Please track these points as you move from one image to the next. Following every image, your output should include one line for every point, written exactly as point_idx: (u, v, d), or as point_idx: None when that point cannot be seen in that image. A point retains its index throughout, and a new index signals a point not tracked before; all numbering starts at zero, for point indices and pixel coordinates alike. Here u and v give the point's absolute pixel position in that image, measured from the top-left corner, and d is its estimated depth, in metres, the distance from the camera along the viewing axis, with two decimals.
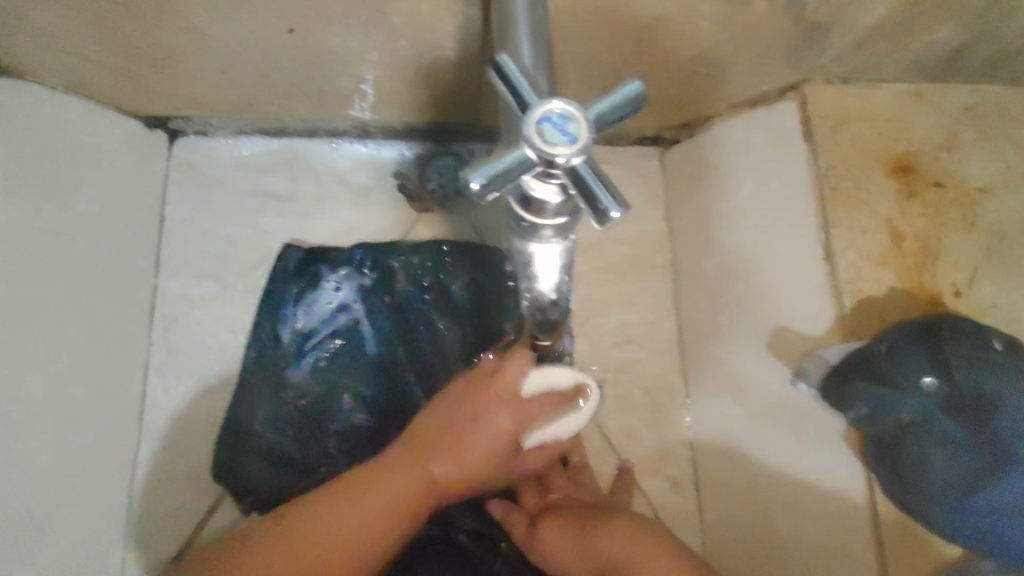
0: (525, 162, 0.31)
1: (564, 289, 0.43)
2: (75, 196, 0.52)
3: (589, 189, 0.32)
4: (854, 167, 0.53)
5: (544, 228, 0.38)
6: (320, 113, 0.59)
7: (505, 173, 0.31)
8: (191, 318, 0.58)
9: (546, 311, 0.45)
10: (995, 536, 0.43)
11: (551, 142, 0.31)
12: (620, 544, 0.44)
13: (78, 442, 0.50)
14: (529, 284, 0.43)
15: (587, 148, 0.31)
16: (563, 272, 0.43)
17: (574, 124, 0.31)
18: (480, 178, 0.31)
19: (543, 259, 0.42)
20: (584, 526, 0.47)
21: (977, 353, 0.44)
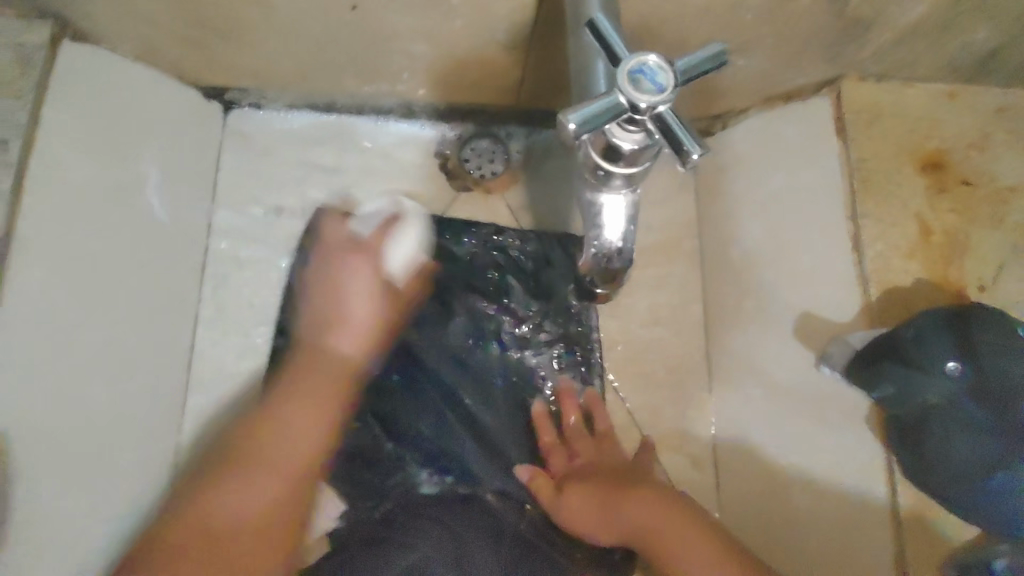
0: (615, 106, 0.34)
1: (631, 236, 0.44)
2: (139, 155, 0.55)
3: (672, 132, 0.34)
4: (885, 161, 0.55)
5: (616, 177, 0.40)
6: (369, 89, 0.62)
7: (598, 116, 0.34)
8: (240, 279, 0.61)
9: (610, 260, 0.45)
10: (1010, 517, 0.44)
11: (641, 89, 0.34)
12: (648, 520, 0.46)
13: (133, 386, 0.52)
14: (596, 233, 0.44)
15: (674, 97, 0.34)
16: (629, 220, 0.43)
17: (662, 76, 0.34)
18: (577, 118, 0.33)
19: (609, 209, 0.44)
20: (607, 495, 0.49)
21: (1003, 339, 0.45)
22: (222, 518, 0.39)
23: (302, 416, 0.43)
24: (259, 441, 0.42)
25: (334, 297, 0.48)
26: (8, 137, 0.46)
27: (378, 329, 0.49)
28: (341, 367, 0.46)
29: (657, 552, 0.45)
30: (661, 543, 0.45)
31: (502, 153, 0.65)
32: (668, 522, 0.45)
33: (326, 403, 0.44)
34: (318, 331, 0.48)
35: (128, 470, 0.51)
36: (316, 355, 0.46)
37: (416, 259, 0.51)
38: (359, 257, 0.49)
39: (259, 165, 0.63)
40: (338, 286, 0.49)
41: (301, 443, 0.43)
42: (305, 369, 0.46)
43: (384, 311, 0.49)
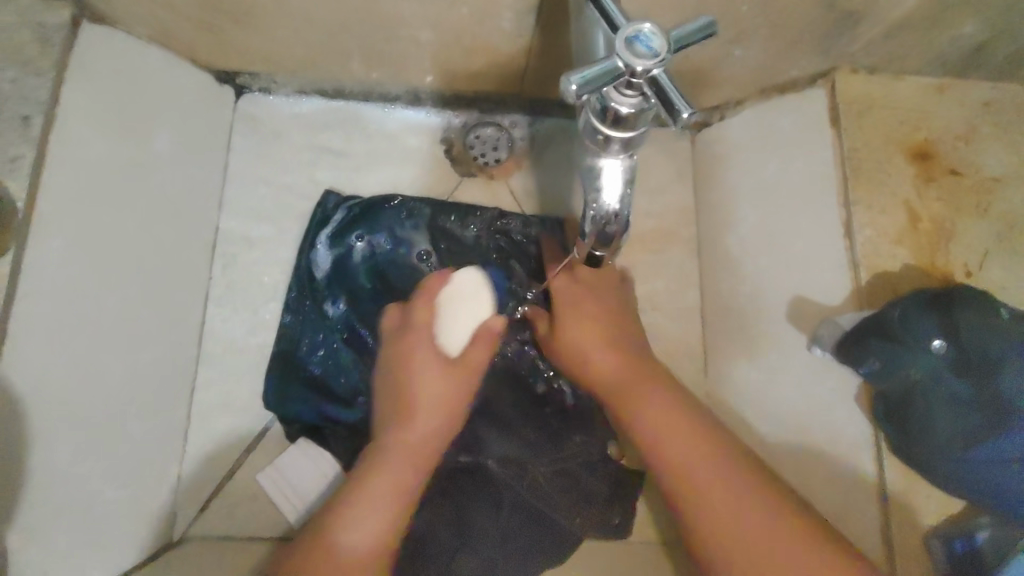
0: (613, 70, 0.34)
1: (628, 202, 0.42)
2: (154, 135, 0.56)
3: (667, 95, 0.35)
4: (875, 151, 0.57)
5: (614, 141, 0.39)
6: (377, 76, 0.63)
7: (597, 78, 0.34)
8: (248, 258, 0.63)
9: (608, 226, 0.43)
10: (991, 489, 0.46)
11: (637, 53, 0.34)
12: (591, 346, 0.54)
13: (145, 358, 0.54)
14: (594, 198, 0.42)
15: (668, 60, 0.34)
16: (626, 185, 0.42)
17: (656, 41, 0.35)
18: (577, 80, 0.33)
19: (608, 172, 0.42)
20: (598, 327, 0.54)
21: (984, 317, 0.47)
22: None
23: (374, 510, 0.44)
24: (339, 530, 0.43)
25: (401, 387, 0.48)
26: (29, 113, 0.47)
27: (447, 406, 0.48)
28: (411, 450, 0.46)
29: (616, 403, 0.51)
30: (618, 396, 0.51)
31: (506, 140, 0.67)
32: (610, 364, 0.53)
33: (400, 465, 0.45)
34: (394, 419, 0.48)
35: (140, 439, 0.53)
36: (386, 450, 0.46)
37: (483, 327, 0.50)
38: (415, 333, 0.49)
39: (268, 148, 0.65)
40: (404, 376, 0.48)
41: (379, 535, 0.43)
42: (392, 454, 0.46)
43: (453, 395, 0.48)
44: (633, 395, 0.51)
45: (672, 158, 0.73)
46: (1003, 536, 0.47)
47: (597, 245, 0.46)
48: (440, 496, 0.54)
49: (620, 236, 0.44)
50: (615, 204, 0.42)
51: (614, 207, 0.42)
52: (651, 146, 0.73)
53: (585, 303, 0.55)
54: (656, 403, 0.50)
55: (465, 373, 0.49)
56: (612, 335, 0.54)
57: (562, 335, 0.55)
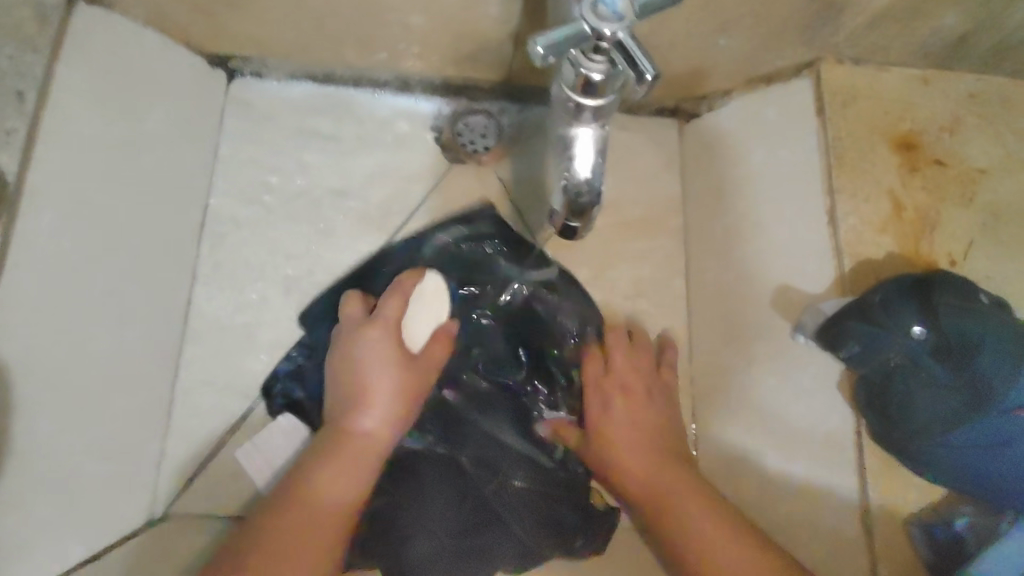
0: (579, 33, 0.36)
1: (599, 173, 0.42)
2: (146, 114, 0.57)
3: (632, 57, 0.37)
4: (859, 139, 0.57)
5: (586, 108, 0.40)
6: (368, 62, 0.64)
7: (564, 41, 0.36)
8: (236, 239, 0.63)
9: (580, 196, 0.42)
10: (971, 470, 0.46)
11: (602, 16, 0.36)
12: (639, 454, 0.54)
13: (131, 333, 0.54)
14: (566, 167, 0.42)
15: (632, 22, 0.36)
16: (599, 154, 0.42)
17: (621, 4, 0.36)
18: (543, 43, 0.35)
19: (581, 141, 0.42)
20: (643, 442, 0.55)
21: (963, 302, 0.47)
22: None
23: (329, 490, 0.47)
24: (298, 506, 0.46)
25: (359, 380, 0.51)
26: (24, 87, 0.47)
27: (402, 401, 0.51)
28: (366, 444, 0.49)
29: (660, 506, 0.51)
30: (664, 499, 0.51)
31: (497, 127, 0.67)
32: (670, 473, 0.53)
33: (356, 453, 0.48)
34: (345, 409, 0.50)
35: (122, 413, 0.53)
36: (340, 438, 0.49)
37: (442, 324, 0.54)
38: (379, 326, 0.52)
39: (260, 132, 0.66)
40: (364, 369, 0.51)
41: (331, 517, 0.46)
42: (347, 443, 0.49)
43: (406, 385, 0.51)
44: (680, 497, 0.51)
45: (662, 149, 0.73)
46: (985, 522, 0.48)
47: (570, 217, 0.44)
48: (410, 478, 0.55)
49: (593, 208, 0.42)
50: (587, 174, 0.42)
51: (586, 177, 0.42)
52: (640, 137, 0.73)
53: (637, 407, 0.57)
54: (677, 478, 0.52)
55: (422, 372, 0.52)
56: (658, 433, 0.56)
57: (611, 428, 0.56)
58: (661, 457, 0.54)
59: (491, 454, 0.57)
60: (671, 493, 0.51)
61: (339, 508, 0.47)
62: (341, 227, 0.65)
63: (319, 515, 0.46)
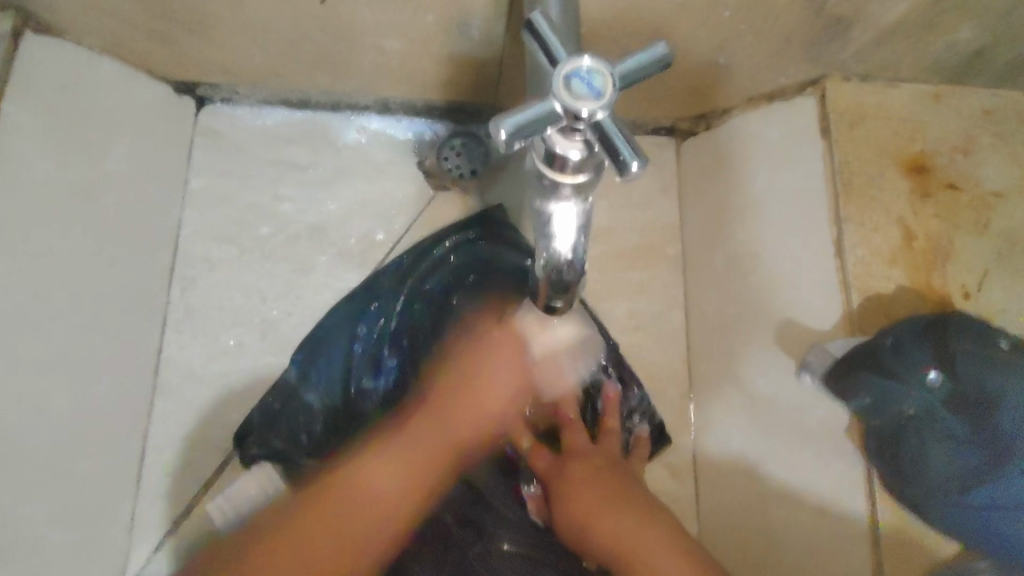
0: (551, 115, 0.32)
1: (581, 250, 0.39)
2: (103, 154, 0.53)
3: (613, 141, 0.32)
4: (867, 164, 0.53)
5: (564, 186, 0.36)
6: (342, 86, 0.60)
7: (530, 124, 0.32)
8: (209, 280, 0.60)
9: (561, 274, 0.40)
10: (994, 535, 0.42)
11: (577, 95, 0.32)
12: (596, 508, 0.49)
13: (96, 390, 0.51)
14: (545, 244, 0.39)
15: (612, 102, 0.32)
16: (580, 232, 0.39)
17: (599, 81, 0.32)
18: (507, 127, 0.31)
19: (559, 218, 0.38)
20: (606, 494, 0.49)
21: (980, 349, 0.44)
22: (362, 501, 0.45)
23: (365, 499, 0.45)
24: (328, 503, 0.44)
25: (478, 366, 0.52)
26: None
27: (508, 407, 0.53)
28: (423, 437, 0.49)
29: (626, 564, 0.45)
30: (630, 555, 0.45)
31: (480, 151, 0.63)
32: (638, 529, 0.46)
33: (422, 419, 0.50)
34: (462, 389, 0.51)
35: (88, 475, 0.50)
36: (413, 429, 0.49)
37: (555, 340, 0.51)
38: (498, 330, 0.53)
39: (231, 162, 0.62)
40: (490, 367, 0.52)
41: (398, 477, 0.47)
42: (455, 418, 0.50)
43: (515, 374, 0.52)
44: (645, 554, 0.45)
45: (658, 168, 0.69)
46: None
47: (553, 294, 0.42)
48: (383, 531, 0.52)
49: (577, 285, 0.41)
50: (568, 252, 0.39)
51: (566, 255, 0.39)
52: None
53: (586, 454, 0.54)
54: (626, 514, 0.48)
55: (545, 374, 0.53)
56: (625, 486, 0.50)
57: (574, 488, 0.51)
58: (611, 491, 0.50)
59: (476, 509, 0.54)
60: (612, 527, 0.47)
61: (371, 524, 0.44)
62: (320, 264, 0.61)
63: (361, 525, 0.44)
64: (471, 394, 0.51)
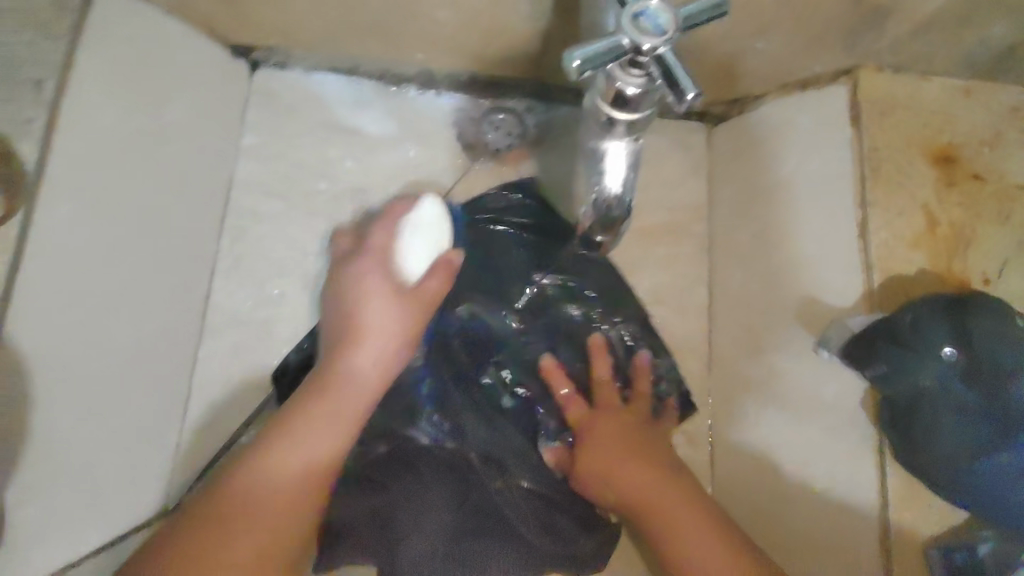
0: (619, 47, 0.35)
1: (629, 186, 0.44)
2: (165, 106, 0.56)
3: (672, 74, 0.35)
4: (896, 152, 0.55)
5: (619, 124, 0.40)
6: (392, 54, 0.63)
7: (600, 54, 0.34)
8: (257, 231, 0.63)
9: (609, 209, 0.45)
10: (997, 502, 0.45)
11: (643, 29, 0.34)
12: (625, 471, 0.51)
13: (149, 326, 0.54)
14: (597, 179, 0.45)
15: (674, 38, 0.34)
16: (630, 169, 0.43)
17: (663, 19, 0.35)
18: (580, 55, 0.34)
19: (612, 156, 0.43)
20: (633, 456, 0.51)
21: (998, 327, 0.45)
22: (276, 469, 0.45)
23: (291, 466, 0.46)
24: (225, 519, 0.42)
25: (352, 300, 0.52)
26: (42, 76, 0.47)
27: (387, 344, 0.51)
28: (315, 449, 0.47)
29: (650, 522, 0.48)
30: (654, 516, 0.48)
31: (519, 128, 0.67)
32: (663, 492, 0.49)
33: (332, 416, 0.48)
34: (330, 356, 0.50)
35: (139, 405, 0.53)
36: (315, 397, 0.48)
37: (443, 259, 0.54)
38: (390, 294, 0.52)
39: (281, 124, 0.65)
40: (355, 315, 0.51)
41: (330, 446, 0.47)
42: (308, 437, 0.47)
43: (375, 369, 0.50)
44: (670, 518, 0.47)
45: (687, 152, 0.72)
46: (1006, 552, 0.46)
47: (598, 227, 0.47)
48: (402, 468, 0.55)
49: (623, 220, 0.45)
50: (618, 187, 0.44)
51: (616, 190, 0.44)
52: (663, 140, 0.71)
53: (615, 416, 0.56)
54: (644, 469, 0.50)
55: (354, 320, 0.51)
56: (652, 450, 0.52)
57: (597, 449, 0.53)
58: (632, 443, 0.53)
59: (499, 451, 0.57)
60: (625, 474, 0.50)
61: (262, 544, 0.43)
62: (361, 222, 0.64)
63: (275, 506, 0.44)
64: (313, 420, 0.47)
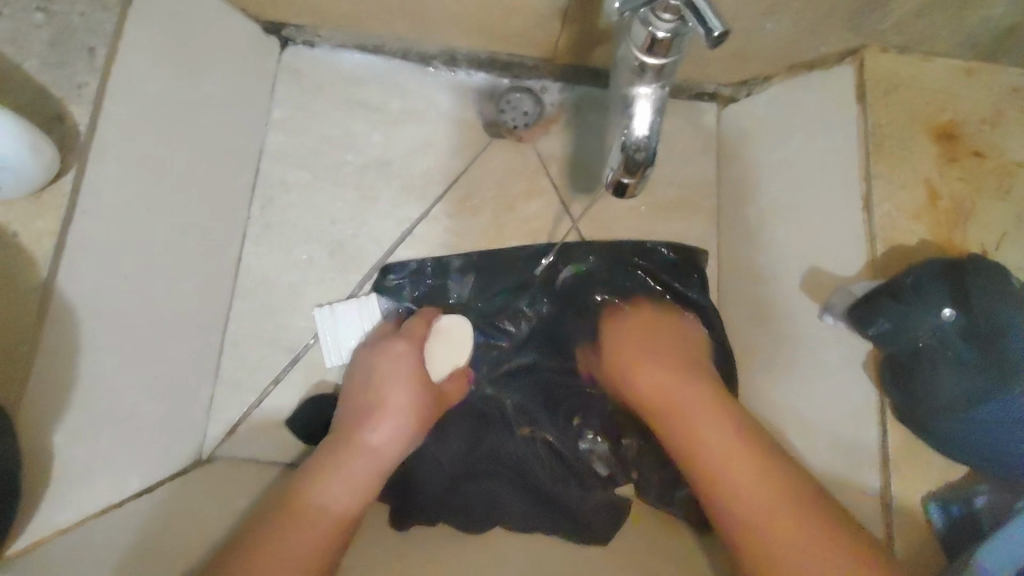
0: None
1: (656, 131, 0.42)
2: (202, 78, 0.59)
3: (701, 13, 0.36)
4: (899, 128, 0.58)
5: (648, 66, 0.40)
6: (415, 34, 0.66)
7: None
8: (284, 201, 0.66)
9: (635, 152, 0.41)
10: (996, 451, 0.47)
11: None
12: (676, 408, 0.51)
13: (186, 286, 0.58)
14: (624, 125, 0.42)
15: None
16: (657, 114, 0.42)
17: None
18: None
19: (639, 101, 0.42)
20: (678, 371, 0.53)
21: (993, 286, 0.48)
22: (316, 494, 0.47)
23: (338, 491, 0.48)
24: (290, 519, 0.44)
25: (376, 382, 0.56)
26: (95, 44, 0.49)
27: (411, 408, 0.55)
28: (362, 469, 0.50)
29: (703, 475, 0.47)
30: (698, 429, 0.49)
31: (536, 105, 0.70)
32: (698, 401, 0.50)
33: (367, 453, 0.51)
34: (362, 418, 0.54)
35: (176, 360, 0.57)
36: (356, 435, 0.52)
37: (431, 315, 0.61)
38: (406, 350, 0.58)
39: (310, 99, 0.68)
40: (380, 373, 0.57)
41: (352, 485, 0.49)
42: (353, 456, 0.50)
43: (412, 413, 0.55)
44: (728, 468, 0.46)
45: (698, 133, 0.74)
46: (1003, 502, 0.48)
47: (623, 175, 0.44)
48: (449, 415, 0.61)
49: (646, 167, 0.42)
50: (644, 132, 0.42)
51: (643, 135, 0.41)
52: (675, 120, 0.74)
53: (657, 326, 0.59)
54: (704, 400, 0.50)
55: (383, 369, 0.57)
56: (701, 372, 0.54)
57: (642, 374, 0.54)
58: (677, 364, 0.54)
59: (531, 406, 0.63)
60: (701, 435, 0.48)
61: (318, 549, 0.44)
62: (385, 194, 0.67)
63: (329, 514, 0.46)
64: (355, 447, 0.51)
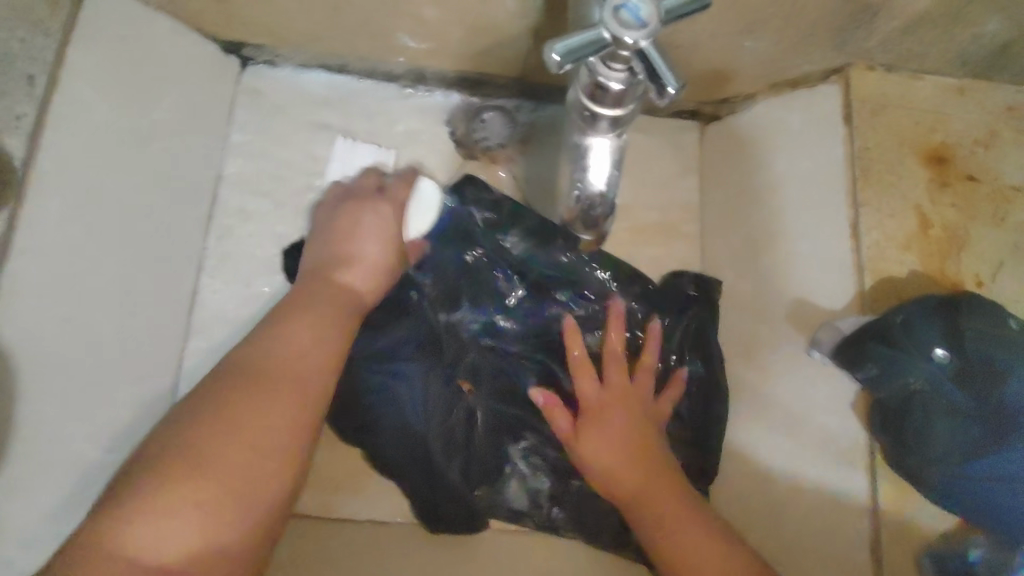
0: (599, 41, 0.35)
1: (613, 184, 0.44)
2: (153, 104, 0.56)
3: (654, 68, 0.36)
4: (888, 152, 0.55)
5: (602, 119, 0.40)
6: (380, 54, 0.63)
7: (581, 49, 0.35)
8: (244, 230, 0.63)
9: (593, 208, 0.45)
10: (992, 507, 0.44)
11: (624, 23, 0.35)
12: (648, 507, 0.49)
13: (136, 324, 0.54)
14: (580, 177, 0.44)
15: (655, 31, 0.34)
16: (614, 167, 0.44)
17: (644, 10, 0.35)
18: (561, 49, 0.35)
19: (596, 151, 0.43)
20: (648, 464, 0.51)
21: (989, 328, 0.45)
22: (287, 362, 0.46)
23: (305, 334, 0.49)
24: (258, 381, 0.44)
25: (349, 233, 0.57)
26: (35, 72, 0.46)
27: (382, 266, 0.57)
28: (320, 340, 0.49)
29: None
30: (645, 508, 0.49)
31: (509, 124, 0.67)
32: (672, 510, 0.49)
33: (335, 313, 0.52)
34: (334, 266, 0.56)
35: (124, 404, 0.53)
36: (320, 283, 0.54)
37: (416, 180, 0.62)
38: (386, 207, 0.59)
39: (271, 121, 0.65)
40: (354, 221, 0.58)
41: (318, 330, 0.50)
42: (322, 303, 0.52)
43: (375, 270, 0.57)
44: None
45: (679, 152, 0.71)
46: (1000, 557, 0.45)
47: (581, 225, 0.47)
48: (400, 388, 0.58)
49: (605, 220, 0.46)
50: (601, 186, 0.44)
51: (599, 190, 0.44)
52: (654, 140, 0.71)
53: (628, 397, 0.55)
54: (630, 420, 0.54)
55: (358, 219, 0.58)
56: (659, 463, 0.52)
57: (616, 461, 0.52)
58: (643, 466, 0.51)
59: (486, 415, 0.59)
60: (658, 530, 0.48)
61: (289, 395, 0.45)
62: None
63: (294, 380, 0.46)
64: (327, 298, 0.53)
